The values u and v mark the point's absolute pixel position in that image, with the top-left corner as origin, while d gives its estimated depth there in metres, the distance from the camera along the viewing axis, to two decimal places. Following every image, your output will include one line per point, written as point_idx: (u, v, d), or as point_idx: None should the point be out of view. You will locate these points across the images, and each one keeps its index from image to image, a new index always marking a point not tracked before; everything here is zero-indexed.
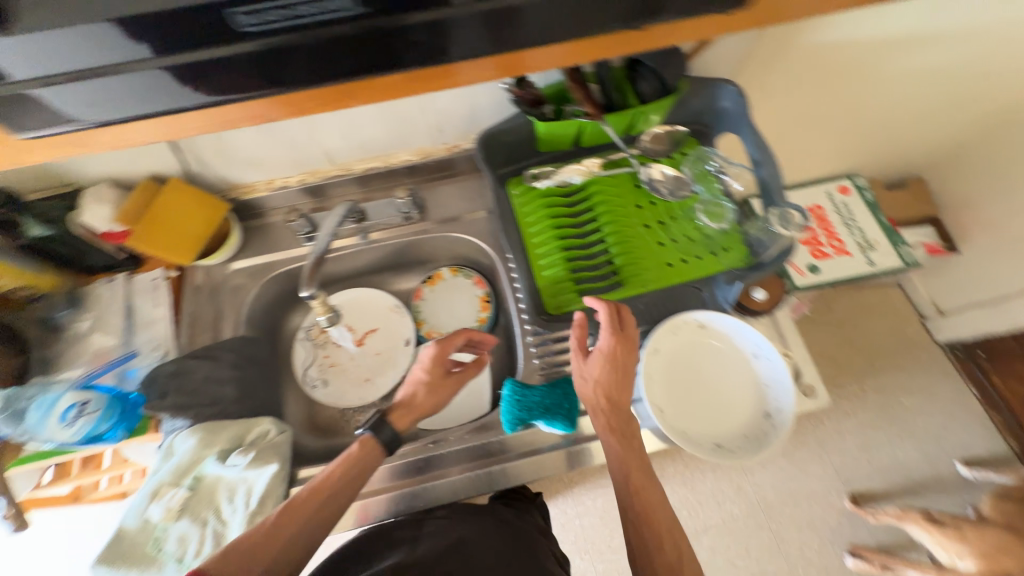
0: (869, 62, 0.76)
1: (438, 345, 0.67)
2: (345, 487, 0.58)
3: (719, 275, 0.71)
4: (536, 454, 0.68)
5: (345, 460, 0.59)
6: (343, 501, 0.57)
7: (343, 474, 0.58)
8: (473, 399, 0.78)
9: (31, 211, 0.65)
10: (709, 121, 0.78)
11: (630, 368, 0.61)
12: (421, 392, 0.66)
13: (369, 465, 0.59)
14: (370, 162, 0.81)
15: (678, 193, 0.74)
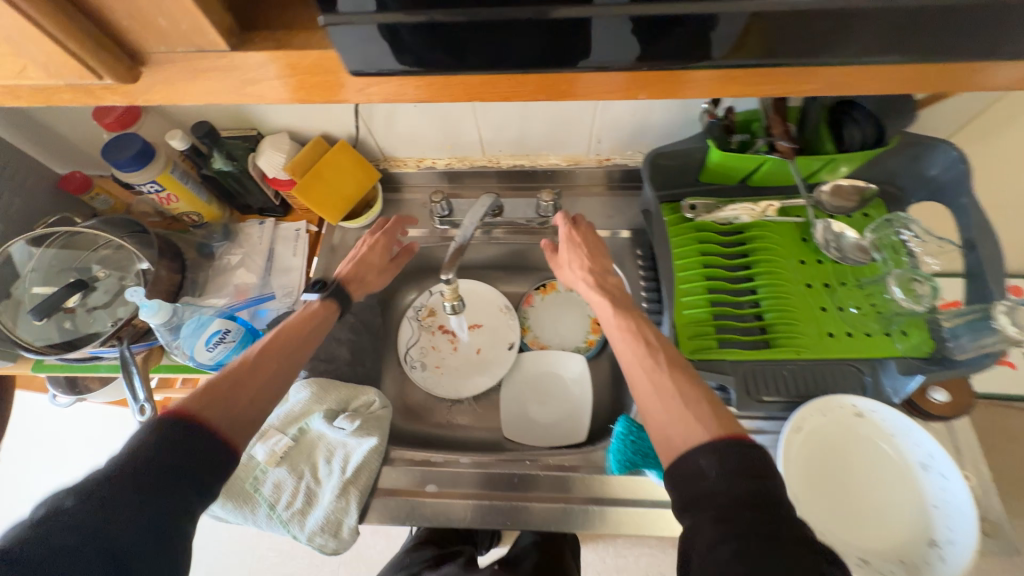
0: None
1: (375, 234, 0.72)
2: (307, 328, 0.60)
3: (891, 361, 0.61)
4: (632, 506, 0.59)
5: (298, 318, 0.61)
6: (298, 354, 0.58)
7: (297, 326, 0.60)
8: (568, 423, 0.73)
9: (220, 147, 0.69)
10: (902, 185, 0.69)
11: (593, 241, 0.68)
12: (360, 265, 0.69)
13: (316, 321, 0.62)
14: (518, 159, 0.80)
15: (850, 256, 0.66)
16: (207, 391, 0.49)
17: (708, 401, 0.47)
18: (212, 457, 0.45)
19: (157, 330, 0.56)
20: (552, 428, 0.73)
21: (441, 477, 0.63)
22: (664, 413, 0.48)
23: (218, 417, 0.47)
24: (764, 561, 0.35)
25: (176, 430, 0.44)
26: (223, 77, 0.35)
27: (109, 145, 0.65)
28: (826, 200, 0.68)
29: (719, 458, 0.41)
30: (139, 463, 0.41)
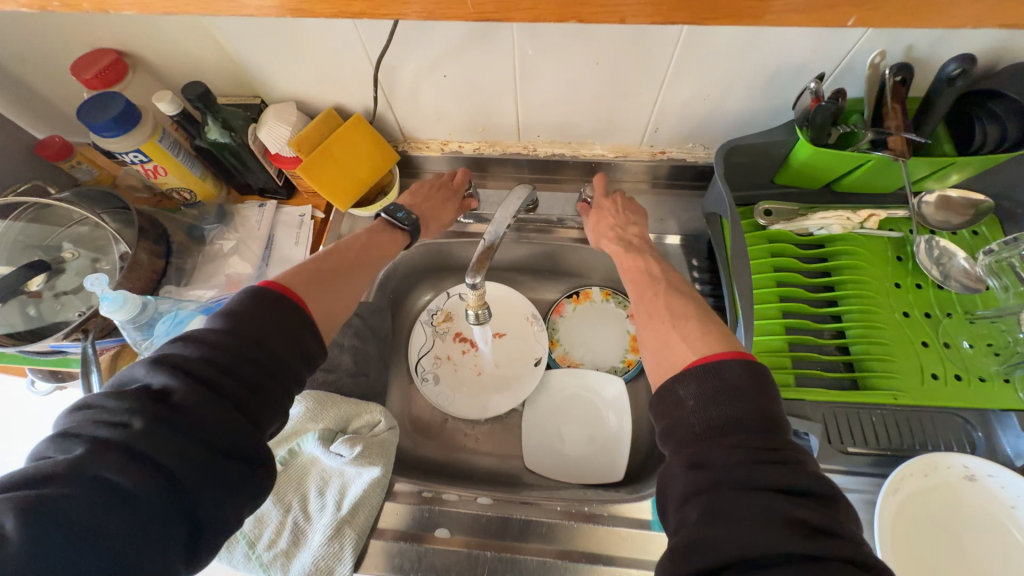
0: None
1: (448, 181, 0.68)
2: (381, 241, 0.59)
3: (1012, 414, 0.49)
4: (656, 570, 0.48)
5: (370, 233, 0.59)
6: (372, 270, 0.56)
7: (371, 241, 0.58)
8: (601, 457, 0.63)
9: (216, 113, 0.59)
10: (1022, 200, 0.57)
11: (618, 201, 0.64)
12: (432, 202, 0.65)
13: (390, 245, 0.60)
14: (557, 147, 0.69)
15: (956, 282, 0.55)
16: (296, 276, 0.47)
17: (707, 335, 0.44)
18: (270, 399, 0.38)
19: (123, 326, 0.47)
20: (583, 462, 0.63)
21: (454, 519, 0.52)
22: (658, 345, 0.46)
23: (301, 320, 0.42)
24: (729, 511, 0.30)
25: (232, 362, 0.36)
26: None
27: (89, 103, 0.56)
28: (930, 213, 0.57)
29: (699, 385, 0.37)
30: (197, 410, 0.34)
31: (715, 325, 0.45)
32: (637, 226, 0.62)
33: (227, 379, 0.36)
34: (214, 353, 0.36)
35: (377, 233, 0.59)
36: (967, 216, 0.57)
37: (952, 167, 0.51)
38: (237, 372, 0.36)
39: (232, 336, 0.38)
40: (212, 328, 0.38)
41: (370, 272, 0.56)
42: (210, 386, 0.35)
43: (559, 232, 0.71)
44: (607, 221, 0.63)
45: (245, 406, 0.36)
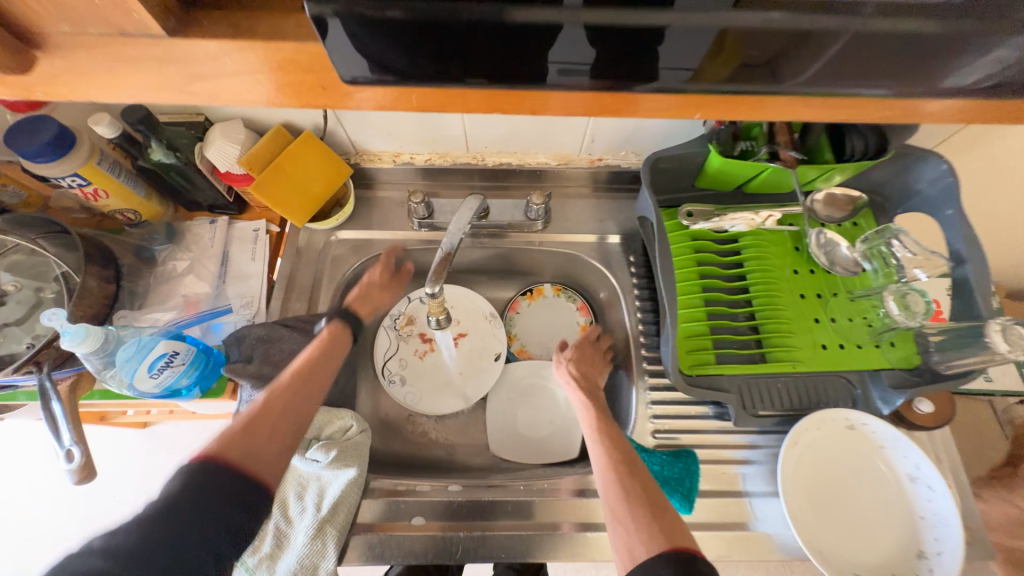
0: None
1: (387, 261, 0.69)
2: (325, 364, 0.56)
3: (880, 372, 0.61)
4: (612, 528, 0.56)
5: (322, 351, 0.57)
6: (321, 383, 0.55)
7: (320, 361, 0.56)
8: (558, 441, 0.70)
9: (158, 134, 0.59)
10: (890, 195, 0.69)
11: (595, 358, 0.68)
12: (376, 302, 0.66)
13: (338, 354, 0.58)
14: (504, 157, 0.75)
15: (840, 267, 0.66)
16: (223, 437, 0.46)
17: (652, 505, 0.48)
18: (236, 527, 0.41)
19: (84, 359, 0.48)
20: (542, 445, 0.70)
21: (427, 507, 0.57)
22: (611, 505, 0.49)
23: (250, 469, 0.44)
24: None
25: (197, 501, 0.40)
26: (152, 58, 0.28)
27: (17, 129, 0.53)
28: (819, 210, 0.67)
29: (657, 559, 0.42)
30: (170, 548, 0.37)
31: (660, 497, 0.50)
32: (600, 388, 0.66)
33: (194, 514, 0.39)
34: (181, 496, 0.39)
35: (328, 346, 0.58)
36: (847, 212, 0.68)
37: (835, 171, 0.60)
38: (203, 508, 0.40)
39: (197, 479, 0.41)
40: (183, 473, 0.41)
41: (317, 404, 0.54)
42: (176, 524, 0.38)
43: (512, 236, 0.76)
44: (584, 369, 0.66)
45: (213, 535, 0.39)
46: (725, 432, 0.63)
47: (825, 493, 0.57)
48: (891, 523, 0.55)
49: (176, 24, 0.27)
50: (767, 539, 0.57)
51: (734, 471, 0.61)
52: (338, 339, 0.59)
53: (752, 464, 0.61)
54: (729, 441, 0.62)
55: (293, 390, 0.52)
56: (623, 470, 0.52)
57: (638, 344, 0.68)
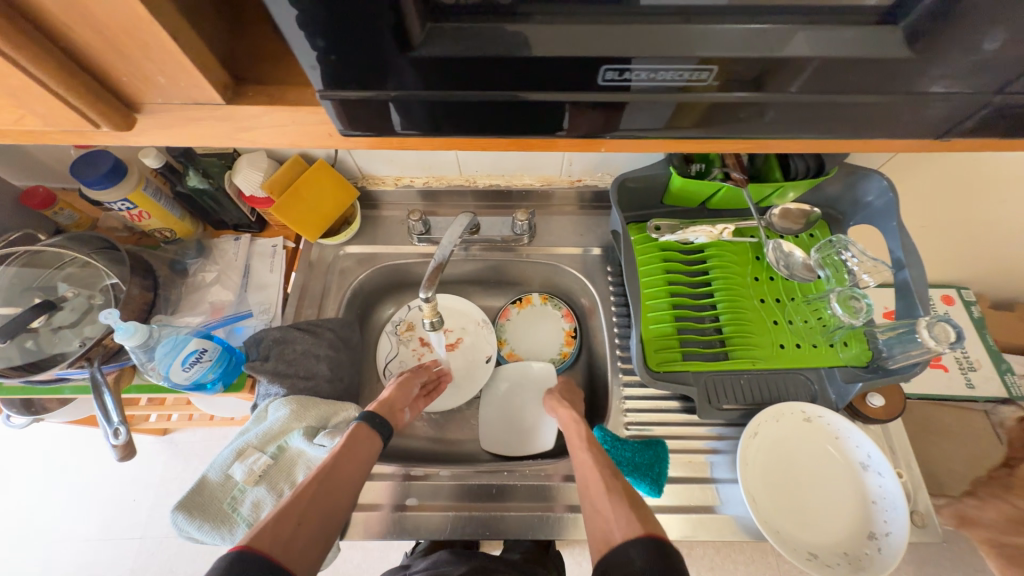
0: (1012, 182, 0.74)
1: (411, 375, 0.74)
2: (347, 466, 0.56)
3: (835, 369, 0.67)
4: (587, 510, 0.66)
5: (346, 447, 0.57)
6: (358, 471, 0.57)
7: (343, 460, 0.56)
8: (532, 440, 0.76)
9: (195, 164, 0.71)
10: (842, 209, 0.76)
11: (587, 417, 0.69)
12: (400, 397, 0.69)
13: (363, 449, 0.58)
14: (494, 179, 0.84)
15: (799, 275, 0.72)
16: (274, 523, 0.47)
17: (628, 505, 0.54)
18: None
19: (132, 351, 0.58)
20: (516, 439, 0.77)
21: (426, 490, 0.68)
22: (590, 512, 0.55)
23: (300, 557, 0.46)
24: None
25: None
26: (217, 122, 0.35)
27: (80, 162, 0.63)
28: (776, 222, 0.74)
29: (643, 548, 0.47)
30: None
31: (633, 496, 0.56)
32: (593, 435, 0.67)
33: None
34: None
35: (351, 445, 0.58)
36: (801, 224, 0.75)
37: (787, 187, 0.66)
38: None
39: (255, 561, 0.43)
40: (237, 554, 0.43)
41: (348, 495, 0.54)
42: None
43: (501, 249, 0.84)
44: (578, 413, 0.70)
45: None
46: (693, 425, 0.69)
47: (781, 480, 0.62)
48: (844, 508, 0.61)
49: (234, 94, 0.35)
50: (730, 520, 0.63)
51: (701, 459, 0.67)
52: (363, 434, 0.60)
53: (719, 454, 0.67)
54: (697, 433, 0.68)
55: (334, 472, 0.54)
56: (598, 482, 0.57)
57: (614, 345, 0.75)
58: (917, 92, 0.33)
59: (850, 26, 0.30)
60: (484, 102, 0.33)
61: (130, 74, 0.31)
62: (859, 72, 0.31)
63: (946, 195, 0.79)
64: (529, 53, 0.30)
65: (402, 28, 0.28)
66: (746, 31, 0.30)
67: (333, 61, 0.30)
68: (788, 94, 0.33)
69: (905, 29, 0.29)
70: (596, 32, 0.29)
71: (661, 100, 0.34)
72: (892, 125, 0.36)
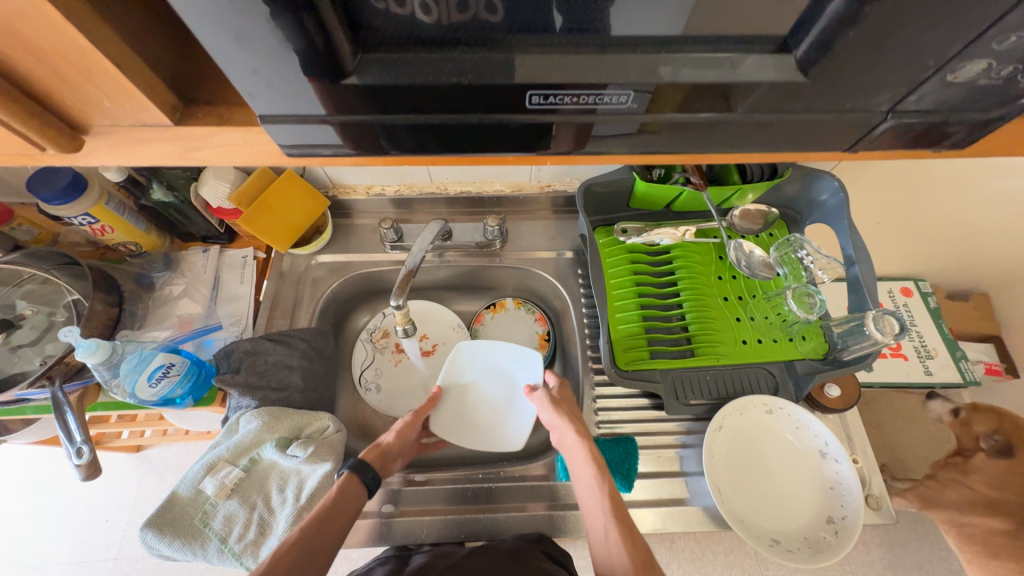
0: (952, 181, 0.78)
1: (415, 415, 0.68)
2: (331, 526, 0.53)
3: (794, 363, 0.70)
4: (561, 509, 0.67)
5: (331, 504, 0.54)
6: (342, 526, 0.54)
7: (327, 520, 0.53)
8: (501, 432, 0.71)
9: (160, 178, 0.70)
10: (798, 209, 0.80)
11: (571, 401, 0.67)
12: (399, 445, 0.65)
13: (348, 506, 0.56)
14: (464, 186, 0.86)
15: (760, 272, 0.74)
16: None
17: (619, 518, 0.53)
18: None
19: (95, 369, 0.57)
20: (482, 431, 0.71)
21: (401, 496, 0.68)
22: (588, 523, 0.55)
23: None
24: None
25: None
26: (166, 142, 0.35)
27: (37, 177, 0.62)
28: (738, 222, 0.77)
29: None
30: None
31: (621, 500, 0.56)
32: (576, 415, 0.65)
33: None
34: None
35: (337, 504, 0.55)
36: (760, 224, 0.78)
37: (744, 190, 0.69)
38: None
39: None
40: None
41: (326, 559, 0.51)
42: None
43: (475, 255, 0.85)
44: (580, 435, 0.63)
45: None
46: (661, 421, 0.71)
47: (745, 470, 0.65)
48: (804, 495, 0.63)
49: (183, 115, 0.35)
50: (699, 513, 0.66)
51: (671, 453, 0.69)
52: (351, 487, 0.57)
53: (688, 448, 0.70)
54: (665, 429, 0.71)
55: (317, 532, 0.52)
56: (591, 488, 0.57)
57: (585, 346, 0.77)
58: (838, 107, 0.35)
59: (757, 52, 0.32)
60: (414, 126, 0.34)
61: (73, 98, 0.32)
62: (780, 92, 0.34)
63: (896, 194, 0.83)
64: (452, 81, 0.31)
65: (330, 59, 0.29)
66: (663, 57, 0.32)
67: (272, 92, 0.31)
68: (718, 111, 0.35)
69: (799, 59, 0.32)
70: (529, 59, 0.31)
71: (600, 118, 0.35)
72: (821, 136, 0.38)
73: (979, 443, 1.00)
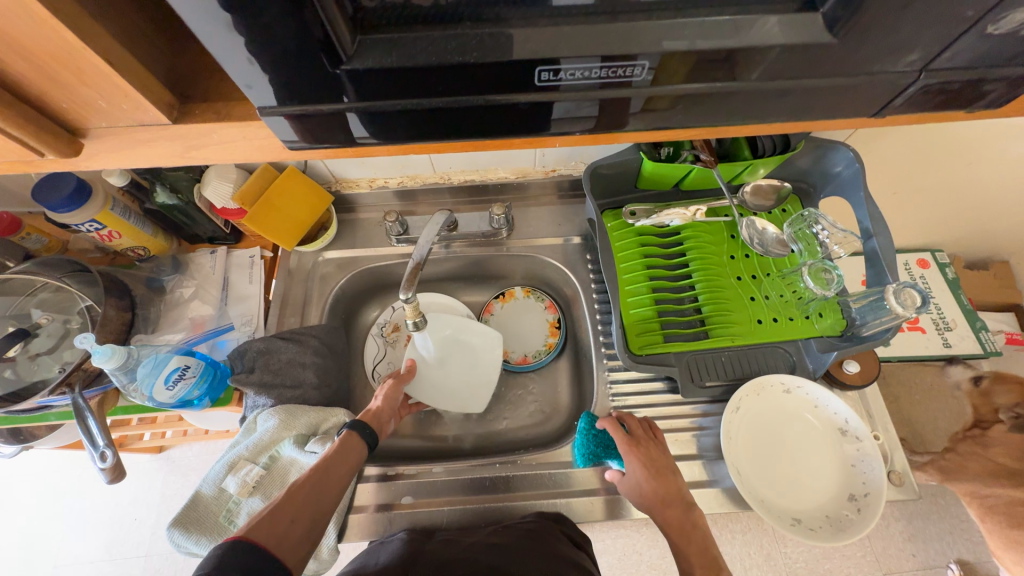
0: (975, 145, 0.75)
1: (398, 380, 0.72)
2: (339, 467, 0.55)
3: (811, 340, 0.68)
4: (580, 496, 0.67)
5: (337, 451, 0.57)
6: (349, 469, 0.56)
7: (334, 462, 0.55)
8: (469, 397, 0.79)
9: (163, 180, 0.69)
10: (813, 181, 0.77)
11: (658, 460, 0.62)
12: (390, 408, 0.68)
13: (353, 453, 0.58)
14: (468, 175, 0.84)
15: (773, 250, 0.73)
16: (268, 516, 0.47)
17: None
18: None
19: (112, 375, 0.58)
20: (453, 397, 0.78)
21: (419, 488, 0.69)
22: None
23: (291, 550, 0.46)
24: None
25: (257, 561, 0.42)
26: (165, 142, 0.35)
27: (43, 186, 0.62)
28: (749, 199, 0.75)
29: None
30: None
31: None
32: (665, 476, 0.61)
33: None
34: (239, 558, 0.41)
35: (343, 449, 0.57)
36: (773, 200, 0.76)
37: (757, 165, 0.67)
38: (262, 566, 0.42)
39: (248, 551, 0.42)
40: (230, 545, 0.42)
41: (336, 498, 0.53)
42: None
43: (482, 245, 0.85)
44: (672, 501, 0.59)
45: None
46: (677, 405, 0.70)
47: (764, 451, 0.64)
48: (825, 473, 0.63)
49: (180, 113, 0.34)
50: (718, 494, 0.65)
51: (687, 436, 0.69)
52: (354, 434, 0.60)
53: (704, 429, 0.69)
54: (681, 412, 0.70)
55: (328, 473, 0.54)
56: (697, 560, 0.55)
57: (597, 333, 0.77)
58: (855, 69, 0.33)
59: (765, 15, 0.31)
60: (416, 111, 0.33)
61: (68, 100, 0.31)
62: (796, 57, 0.32)
63: (914, 163, 0.80)
64: (456, 60, 0.30)
65: (329, 44, 0.28)
66: (670, 26, 0.30)
67: (269, 83, 0.30)
68: (732, 80, 0.34)
69: (825, 15, 0.30)
70: (535, 34, 0.30)
71: (606, 94, 0.34)
72: (838, 102, 0.36)
73: (998, 416, 1.01)
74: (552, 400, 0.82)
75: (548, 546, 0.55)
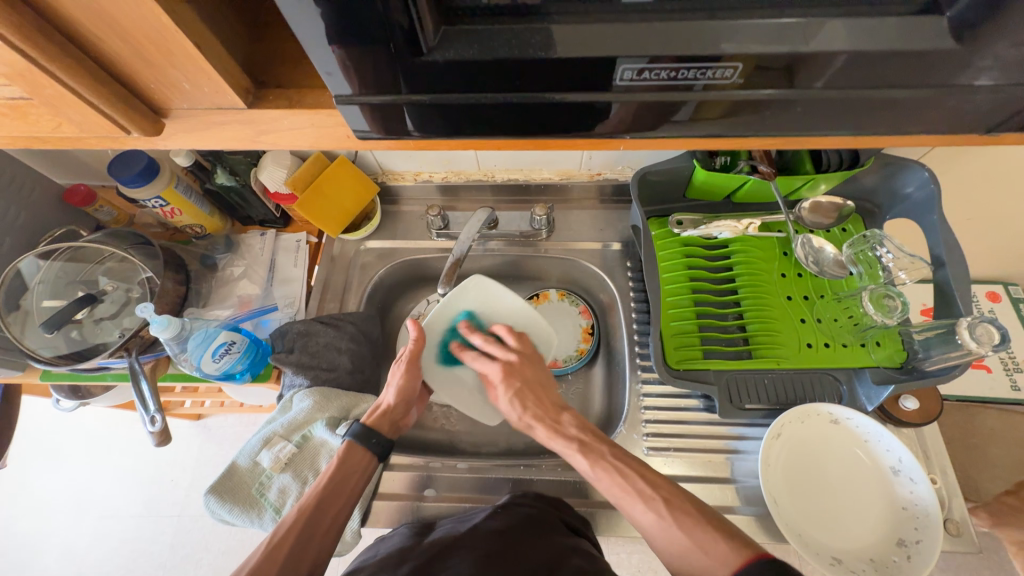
0: None
1: (409, 367, 0.65)
2: (343, 490, 0.56)
3: (866, 370, 0.64)
4: (603, 506, 0.66)
5: (339, 469, 0.58)
6: (351, 488, 0.57)
7: (338, 484, 0.56)
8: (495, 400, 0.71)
9: (223, 163, 0.72)
10: (879, 201, 0.72)
11: (533, 376, 0.65)
12: (403, 402, 0.65)
13: (356, 472, 0.58)
14: (512, 173, 0.83)
15: (829, 271, 0.69)
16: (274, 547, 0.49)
17: (652, 496, 0.51)
18: None
19: (166, 343, 0.61)
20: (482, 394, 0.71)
21: (441, 482, 0.69)
22: (646, 521, 0.50)
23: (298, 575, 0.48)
24: None
25: None
26: (238, 125, 0.36)
27: (118, 162, 0.66)
28: (806, 216, 0.71)
29: (694, 550, 0.46)
30: None
31: (632, 463, 0.54)
32: (530, 375, 0.65)
33: None
34: None
35: (345, 466, 0.58)
36: (833, 219, 0.72)
37: (819, 179, 0.63)
38: None
39: None
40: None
41: (340, 517, 0.55)
42: None
43: (520, 245, 0.84)
44: (541, 411, 0.62)
45: None
46: (713, 426, 0.68)
47: (807, 483, 0.61)
48: (871, 514, 0.58)
49: (254, 98, 0.35)
50: (750, 522, 0.62)
51: (721, 458, 0.66)
52: (354, 447, 0.60)
53: (741, 453, 0.66)
54: (717, 434, 0.67)
55: (331, 497, 0.55)
56: (586, 445, 0.57)
57: (633, 342, 0.75)
58: (949, 83, 0.31)
59: (854, 18, 0.29)
60: (476, 105, 0.33)
61: (156, 81, 0.33)
62: (891, 64, 0.30)
63: (996, 188, 0.74)
64: (538, 56, 0.30)
65: (414, 34, 0.28)
66: (752, 27, 0.29)
67: (340, 70, 0.31)
68: (814, 86, 0.32)
69: (924, 21, 0.28)
70: (611, 29, 0.29)
71: (671, 95, 0.33)
72: (926, 118, 0.34)
73: None
74: (578, 407, 0.81)
75: (550, 541, 0.54)
